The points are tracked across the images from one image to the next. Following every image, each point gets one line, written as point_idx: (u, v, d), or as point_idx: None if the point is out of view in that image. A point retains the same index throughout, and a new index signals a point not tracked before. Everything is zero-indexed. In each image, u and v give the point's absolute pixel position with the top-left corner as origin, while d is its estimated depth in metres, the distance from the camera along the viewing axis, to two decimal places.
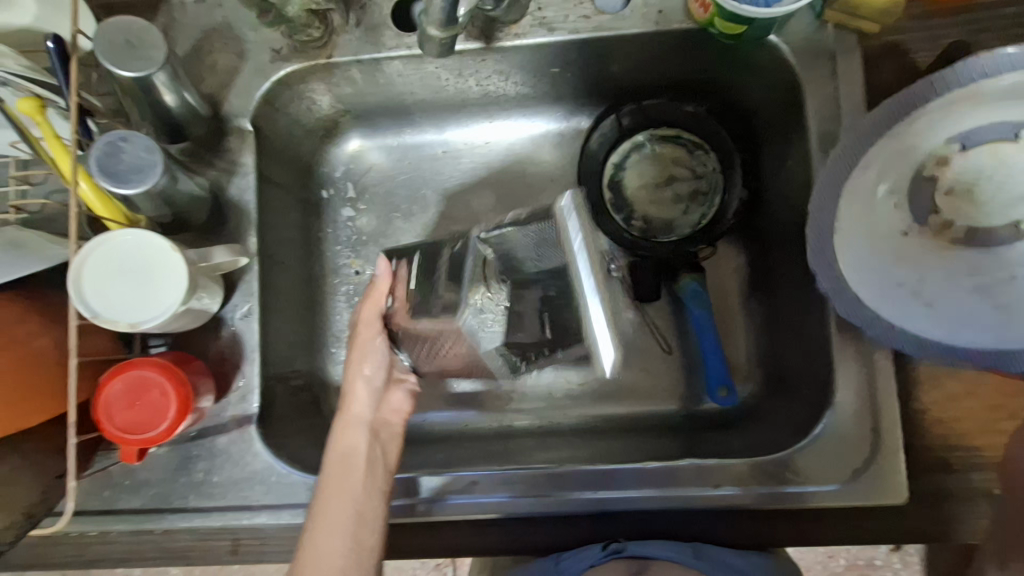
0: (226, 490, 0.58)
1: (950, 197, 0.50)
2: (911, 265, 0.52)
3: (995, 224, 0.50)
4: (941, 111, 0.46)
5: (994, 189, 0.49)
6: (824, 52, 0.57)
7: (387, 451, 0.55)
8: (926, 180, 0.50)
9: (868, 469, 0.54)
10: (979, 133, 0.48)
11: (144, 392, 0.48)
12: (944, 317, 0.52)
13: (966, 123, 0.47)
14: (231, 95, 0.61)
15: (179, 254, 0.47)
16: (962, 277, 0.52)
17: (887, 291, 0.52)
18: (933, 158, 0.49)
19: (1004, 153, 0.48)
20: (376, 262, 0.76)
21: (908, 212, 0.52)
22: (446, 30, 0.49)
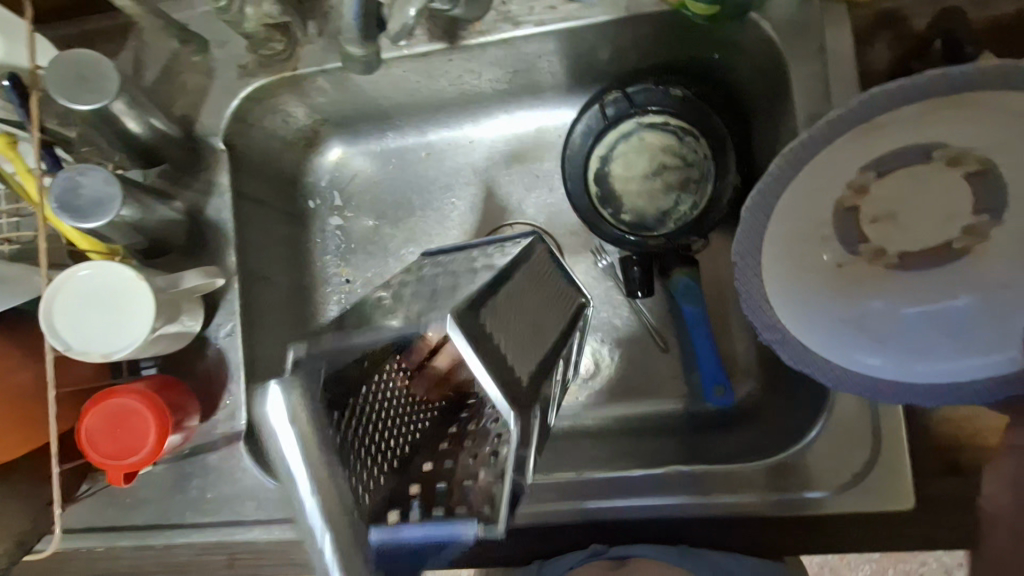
0: (220, 507, 0.59)
1: (877, 225, 0.46)
2: (847, 299, 0.48)
3: (925, 245, 0.47)
4: (862, 139, 0.40)
5: (913, 210, 0.46)
6: (812, 25, 0.52)
7: None
8: (849, 210, 0.46)
9: (872, 473, 0.51)
10: (895, 160, 0.43)
11: (124, 419, 0.50)
12: (894, 350, 0.47)
13: (892, 146, 0.41)
14: (202, 114, 0.61)
15: (143, 283, 0.47)
16: (899, 305, 0.48)
17: (831, 330, 0.47)
18: (850, 188, 0.44)
19: (925, 174, 0.43)
20: (364, 270, 0.75)
21: (838, 243, 0.47)
22: (365, 47, 0.51)
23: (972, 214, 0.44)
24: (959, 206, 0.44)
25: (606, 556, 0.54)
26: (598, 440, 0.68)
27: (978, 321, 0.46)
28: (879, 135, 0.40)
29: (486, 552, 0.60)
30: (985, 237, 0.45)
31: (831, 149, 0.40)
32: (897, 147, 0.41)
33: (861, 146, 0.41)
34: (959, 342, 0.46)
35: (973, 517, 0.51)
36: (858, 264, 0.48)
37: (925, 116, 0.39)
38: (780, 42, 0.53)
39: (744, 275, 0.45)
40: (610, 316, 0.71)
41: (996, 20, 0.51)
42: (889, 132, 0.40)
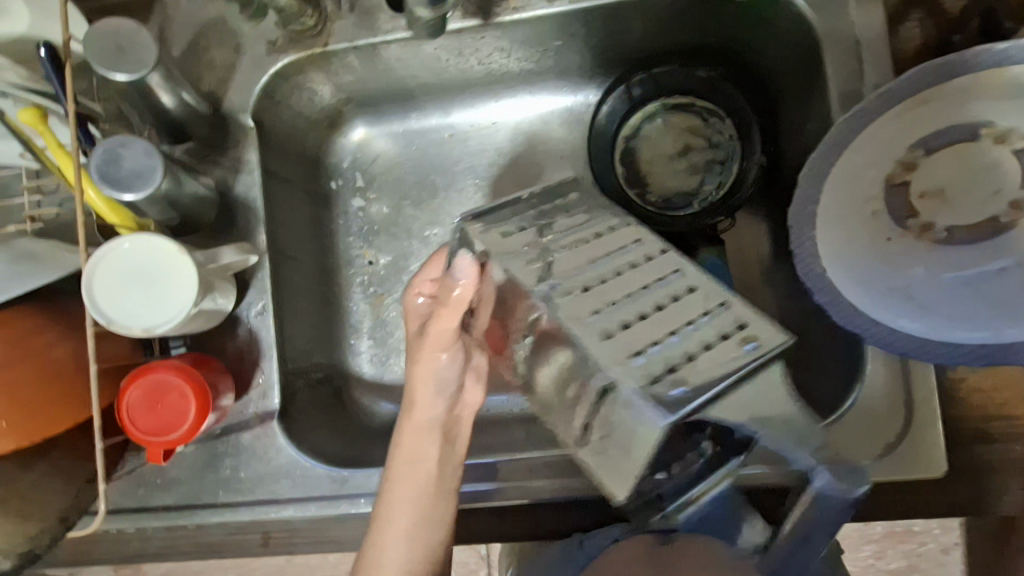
0: (254, 485, 0.59)
1: (926, 199, 0.49)
2: (897, 267, 0.49)
3: (975, 220, 0.48)
4: (907, 110, 0.46)
5: (955, 189, 0.48)
6: (847, 4, 0.53)
7: (456, 449, 0.54)
8: (898, 185, 0.49)
9: (905, 441, 0.51)
10: (942, 135, 0.47)
11: (163, 395, 0.49)
12: (942, 317, 0.46)
13: (932, 123, 0.47)
14: (230, 91, 0.60)
15: (187, 256, 0.47)
16: (946, 271, 0.48)
17: (876, 291, 0.48)
18: (901, 165, 0.48)
19: (973, 155, 0.48)
20: (388, 251, 0.75)
21: (888, 219, 0.49)
22: (434, 10, 0.52)
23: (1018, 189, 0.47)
24: (1005, 183, 0.47)
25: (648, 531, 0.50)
26: None
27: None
28: (926, 112, 0.46)
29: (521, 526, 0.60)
30: None
31: (882, 121, 0.46)
32: (942, 124, 0.47)
33: (911, 120, 0.46)
34: (1007, 308, 0.45)
35: (997, 483, 0.52)
36: (907, 239, 0.49)
37: (965, 92, 0.45)
38: (814, 19, 0.54)
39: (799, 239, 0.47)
40: None
41: None
42: (928, 105, 0.46)
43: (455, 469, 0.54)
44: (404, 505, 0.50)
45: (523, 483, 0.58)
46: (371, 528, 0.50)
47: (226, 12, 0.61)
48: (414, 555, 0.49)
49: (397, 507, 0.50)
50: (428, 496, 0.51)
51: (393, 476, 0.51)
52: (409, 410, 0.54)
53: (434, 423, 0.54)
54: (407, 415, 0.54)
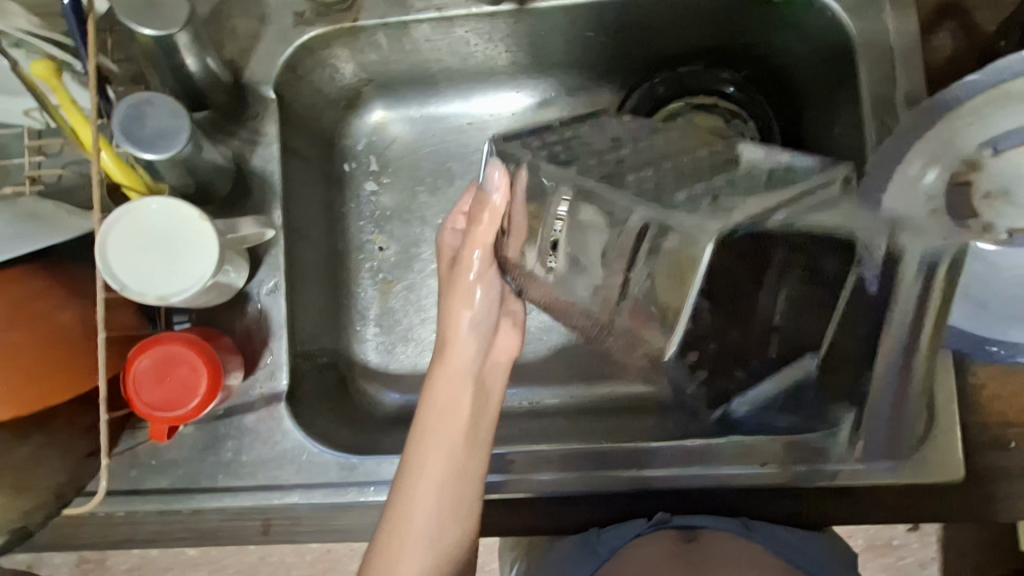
0: (256, 470, 0.57)
1: (989, 199, 0.44)
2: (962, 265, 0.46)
3: None
4: (980, 106, 0.42)
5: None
6: (880, 12, 0.54)
7: (490, 399, 0.52)
8: (962, 183, 0.43)
9: (924, 443, 0.52)
10: (1017, 134, 0.42)
11: (174, 367, 0.47)
12: (995, 315, 0.48)
13: (1002, 122, 0.42)
14: (253, 61, 0.59)
15: (207, 223, 0.45)
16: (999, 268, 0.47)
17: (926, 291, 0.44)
18: (969, 165, 0.43)
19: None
20: (400, 239, 0.73)
21: (950, 218, 0.43)
22: None
23: None
24: None
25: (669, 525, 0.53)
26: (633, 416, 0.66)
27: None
28: (1003, 107, 0.42)
29: (531, 522, 0.58)
30: None
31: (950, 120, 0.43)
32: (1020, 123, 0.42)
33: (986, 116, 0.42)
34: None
35: (1013, 491, 0.52)
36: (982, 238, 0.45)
37: None
38: (849, 23, 0.54)
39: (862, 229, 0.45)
40: None
41: None
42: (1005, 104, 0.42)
43: (489, 426, 0.51)
44: (435, 456, 0.48)
45: (536, 476, 0.56)
46: (396, 480, 0.48)
47: None
48: (441, 509, 0.47)
49: (427, 457, 0.47)
50: (460, 451, 0.48)
51: (426, 422, 0.49)
52: (443, 352, 0.52)
53: (469, 371, 0.52)
54: (440, 356, 0.52)
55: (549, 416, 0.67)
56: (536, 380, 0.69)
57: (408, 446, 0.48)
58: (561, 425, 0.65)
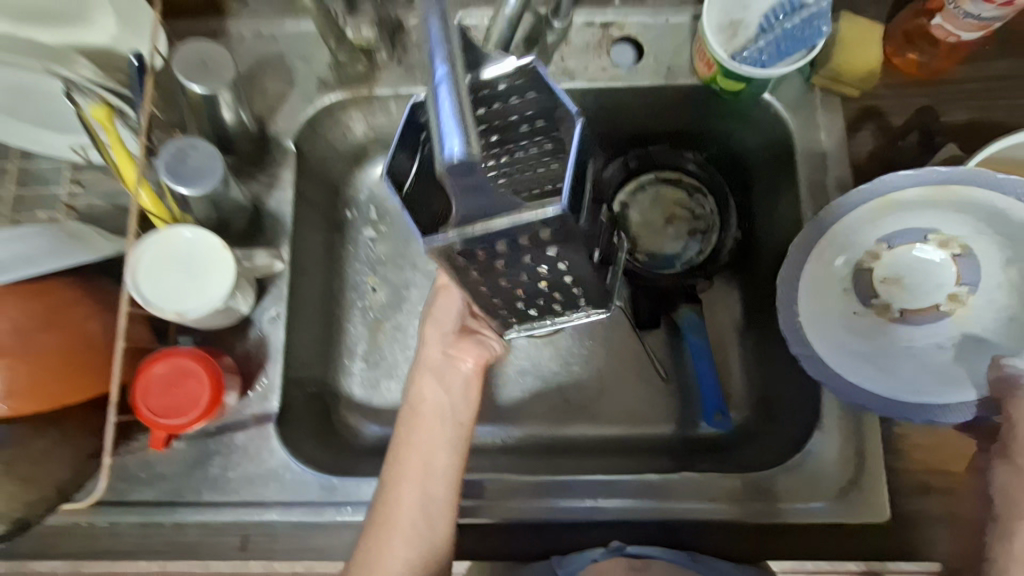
0: (240, 486, 0.60)
1: (886, 283, 0.57)
2: (868, 337, 0.57)
3: (922, 304, 0.57)
4: (872, 215, 0.56)
5: (908, 272, 0.57)
6: (814, 111, 0.64)
7: (461, 410, 0.57)
8: (863, 270, 0.58)
9: (855, 488, 0.57)
10: (900, 236, 0.57)
11: (181, 377, 0.52)
12: (899, 378, 0.55)
13: (890, 227, 0.57)
14: (278, 117, 0.67)
15: (228, 252, 0.51)
16: (901, 341, 0.56)
17: (838, 347, 0.56)
18: (869, 253, 0.57)
19: (926, 251, 0.57)
20: (391, 283, 0.78)
21: (856, 297, 0.57)
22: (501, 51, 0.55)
23: (956, 284, 0.56)
24: (947, 279, 0.56)
25: (624, 554, 0.56)
26: (597, 456, 0.71)
27: (968, 360, 0.54)
28: (889, 214, 0.56)
29: (499, 549, 0.61)
30: (964, 303, 0.56)
31: (851, 215, 0.56)
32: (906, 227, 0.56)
33: (877, 217, 0.56)
34: (945, 376, 0.54)
35: (938, 536, 0.57)
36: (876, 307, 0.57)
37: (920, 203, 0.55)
38: (790, 119, 0.64)
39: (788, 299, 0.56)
40: (617, 346, 0.73)
41: (962, 123, 0.63)
42: (890, 215, 0.56)
43: (470, 418, 0.57)
44: (412, 465, 0.53)
45: (504, 504, 0.60)
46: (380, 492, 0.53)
47: (285, 50, 0.68)
48: (421, 521, 0.51)
49: (414, 445, 0.54)
50: (435, 467, 0.54)
51: (413, 416, 0.56)
52: (426, 360, 0.59)
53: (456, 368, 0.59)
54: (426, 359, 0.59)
55: (521, 452, 0.71)
56: (508, 419, 0.73)
57: (388, 464, 0.54)
58: (530, 463, 0.69)
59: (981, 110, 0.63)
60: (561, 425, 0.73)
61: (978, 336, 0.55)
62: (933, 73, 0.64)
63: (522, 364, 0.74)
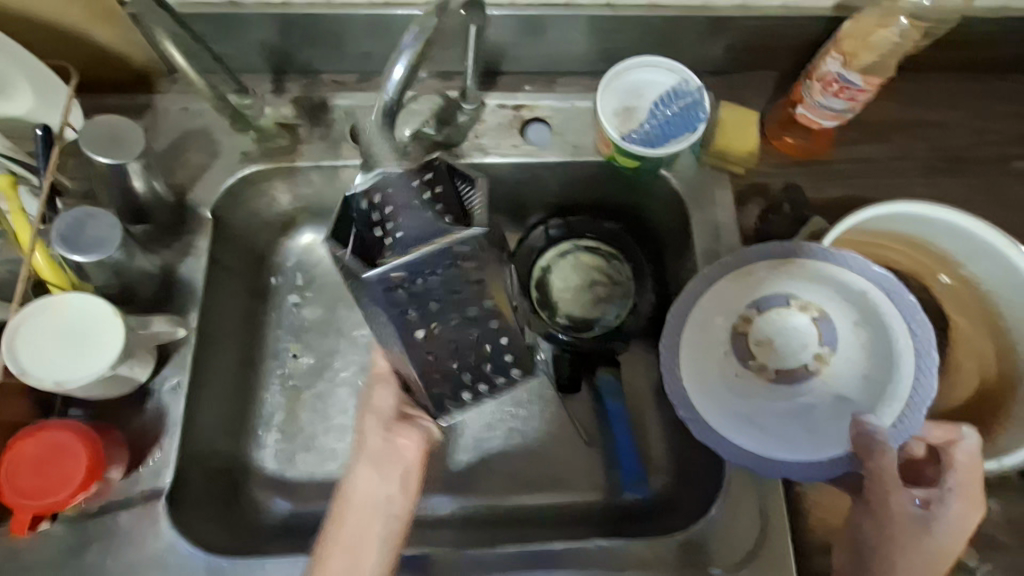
0: (121, 573, 0.55)
1: (761, 346, 0.63)
2: (750, 400, 0.61)
3: (793, 364, 0.62)
4: (756, 280, 0.62)
5: (885, 366, 0.58)
6: (706, 186, 0.70)
7: (393, 503, 0.54)
8: (740, 334, 0.62)
9: (762, 550, 0.57)
10: (769, 301, 0.62)
11: (56, 453, 0.49)
12: (773, 441, 0.57)
13: (765, 291, 0.62)
14: (197, 187, 0.69)
15: (120, 321, 0.50)
16: (777, 399, 0.61)
17: (725, 406, 0.59)
18: (743, 318, 0.62)
19: (792, 317, 0.62)
20: (314, 350, 0.75)
21: (736, 359, 0.62)
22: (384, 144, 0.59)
23: (820, 346, 0.62)
24: (811, 341, 0.62)
25: None
26: (521, 527, 0.69)
27: (837, 420, 0.58)
28: (752, 280, 0.62)
29: None
30: (828, 363, 0.61)
31: (717, 286, 0.61)
32: (772, 293, 0.62)
33: (802, 284, 0.62)
34: (822, 432, 0.58)
35: None
36: (847, 407, 0.59)
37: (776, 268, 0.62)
38: (685, 193, 0.70)
39: (670, 377, 0.59)
40: (542, 409, 0.74)
41: (835, 198, 0.70)
42: (753, 278, 0.62)
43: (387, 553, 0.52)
44: (341, 549, 0.52)
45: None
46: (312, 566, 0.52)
47: (209, 124, 0.71)
48: None
49: None
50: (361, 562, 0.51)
51: (333, 535, 0.53)
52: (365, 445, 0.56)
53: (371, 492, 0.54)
54: (335, 533, 0.52)
55: (441, 525, 0.69)
56: (430, 489, 0.71)
57: (320, 547, 0.53)
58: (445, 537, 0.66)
59: (850, 187, 0.71)
60: (484, 493, 0.71)
61: (839, 392, 0.60)
62: (806, 153, 0.71)
63: (479, 437, 0.73)
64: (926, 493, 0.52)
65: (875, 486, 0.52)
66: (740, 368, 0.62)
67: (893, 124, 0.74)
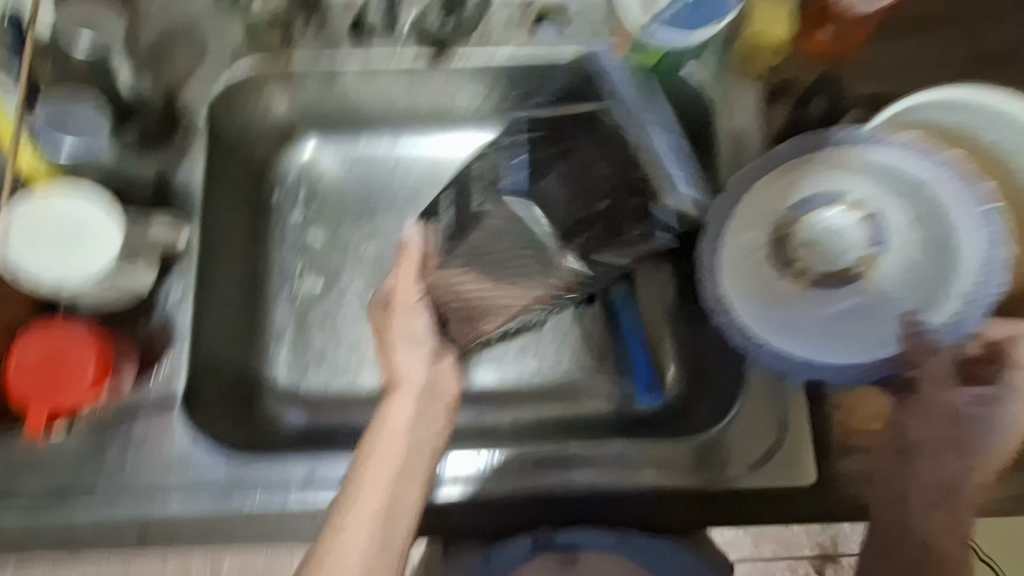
0: (141, 474, 0.56)
1: (802, 249, 0.58)
2: (784, 307, 0.57)
3: (839, 267, 0.57)
4: (803, 176, 0.58)
5: (946, 262, 0.54)
6: (731, 84, 0.65)
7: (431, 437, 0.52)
8: (778, 237, 0.58)
9: (777, 450, 0.57)
10: (814, 200, 0.58)
11: (64, 353, 0.49)
12: (810, 346, 0.55)
13: (810, 189, 0.58)
14: (188, 88, 0.64)
15: (117, 216, 0.49)
16: (818, 308, 0.57)
17: (762, 312, 0.57)
18: (782, 219, 0.59)
19: (840, 214, 0.57)
20: (321, 267, 0.73)
21: (773, 264, 0.58)
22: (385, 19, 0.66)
23: (868, 247, 0.57)
24: (859, 242, 0.57)
25: (552, 547, 0.56)
26: (536, 436, 0.69)
27: (883, 325, 0.55)
28: (797, 177, 0.59)
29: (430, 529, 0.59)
30: (875, 265, 0.56)
31: (755, 184, 0.59)
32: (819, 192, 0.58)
33: (848, 177, 0.58)
34: (868, 338, 0.55)
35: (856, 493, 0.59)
36: (896, 310, 0.55)
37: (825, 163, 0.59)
38: (708, 91, 0.65)
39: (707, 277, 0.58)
40: (556, 322, 0.73)
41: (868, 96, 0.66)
42: (796, 175, 0.59)
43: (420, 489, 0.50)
44: (379, 479, 0.48)
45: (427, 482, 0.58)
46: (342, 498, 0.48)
47: (195, 20, 0.66)
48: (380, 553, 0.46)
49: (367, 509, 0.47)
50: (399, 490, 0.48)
51: (369, 466, 0.49)
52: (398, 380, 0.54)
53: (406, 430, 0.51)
54: (367, 465, 0.49)
55: (456, 435, 0.69)
56: None
57: (351, 478, 0.49)
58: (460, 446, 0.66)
59: (884, 85, 0.66)
60: (498, 405, 0.71)
61: (889, 296, 0.55)
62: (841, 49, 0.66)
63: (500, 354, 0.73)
64: (988, 391, 0.51)
65: (933, 390, 0.51)
66: (776, 273, 0.58)
67: (934, 14, 0.68)
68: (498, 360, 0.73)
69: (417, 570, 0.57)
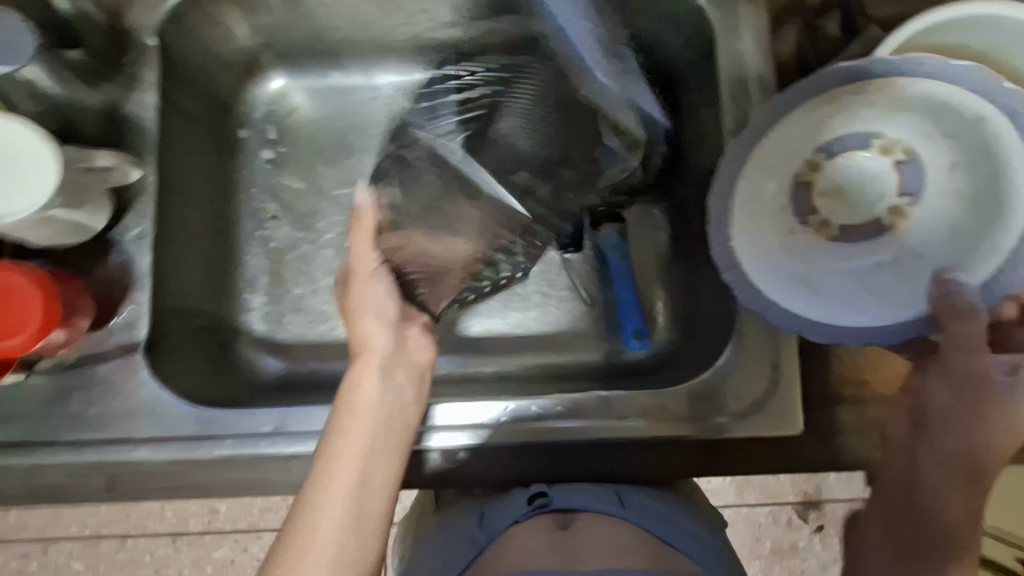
0: (106, 422, 0.54)
1: (825, 198, 0.57)
2: (804, 261, 0.56)
3: (864, 218, 0.56)
4: (838, 115, 0.55)
5: (985, 213, 0.52)
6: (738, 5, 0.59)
7: (403, 408, 0.49)
8: (803, 184, 0.57)
9: (768, 401, 0.55)
10: (843, 143, 0.56)
11: (10, 296, 0.48)
12: (831, 304, 0.54)
13: (841, 131, 0.56)
14: (135, 7, 0.58)
15: (48, 148, 0.47)
16: (837, 262, 0.56)
17: (782, 273, 0.55)
18: (809, 165, 0.57)
19: (871, 159, 0.56)
20: (295, 209, 0.69)
21: (793, 215, 0.57)
22: None
23: (897, 196, 0.56)
24: (888, 190, 0.56)
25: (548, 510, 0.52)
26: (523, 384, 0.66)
27: (903, 279, 0.54)
28: (829, 114, 0.55)
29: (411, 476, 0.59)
30: (906, 216, 0.56)
31: (788, 122, 0.54)
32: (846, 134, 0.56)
33: (885, 116, 0.55)
34: (888, 291, 0.54)
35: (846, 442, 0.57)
36: (921, 265, 0.54)
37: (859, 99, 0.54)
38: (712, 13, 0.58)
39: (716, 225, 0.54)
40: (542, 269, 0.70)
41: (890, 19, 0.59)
42: (830, 109, 0.54)
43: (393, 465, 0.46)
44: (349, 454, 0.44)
45: None
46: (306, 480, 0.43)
47: None
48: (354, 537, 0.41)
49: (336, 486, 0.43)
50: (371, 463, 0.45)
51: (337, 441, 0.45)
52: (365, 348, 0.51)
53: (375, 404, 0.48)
54: (336, 441, 0.45)
55: (439, 383, 0.67)
56: None
57: (320, 452, 0.45)
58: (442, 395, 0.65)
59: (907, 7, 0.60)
60: (482, 354, 0.69)
61: (915, 248, 0.55)
62: None
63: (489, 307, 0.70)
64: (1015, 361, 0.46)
65: (956, 354, 0.47)
66: (797, 225, 0.57)
67: None
68: (483, 312, 0.70)
69: (417, 506, 0.63)
